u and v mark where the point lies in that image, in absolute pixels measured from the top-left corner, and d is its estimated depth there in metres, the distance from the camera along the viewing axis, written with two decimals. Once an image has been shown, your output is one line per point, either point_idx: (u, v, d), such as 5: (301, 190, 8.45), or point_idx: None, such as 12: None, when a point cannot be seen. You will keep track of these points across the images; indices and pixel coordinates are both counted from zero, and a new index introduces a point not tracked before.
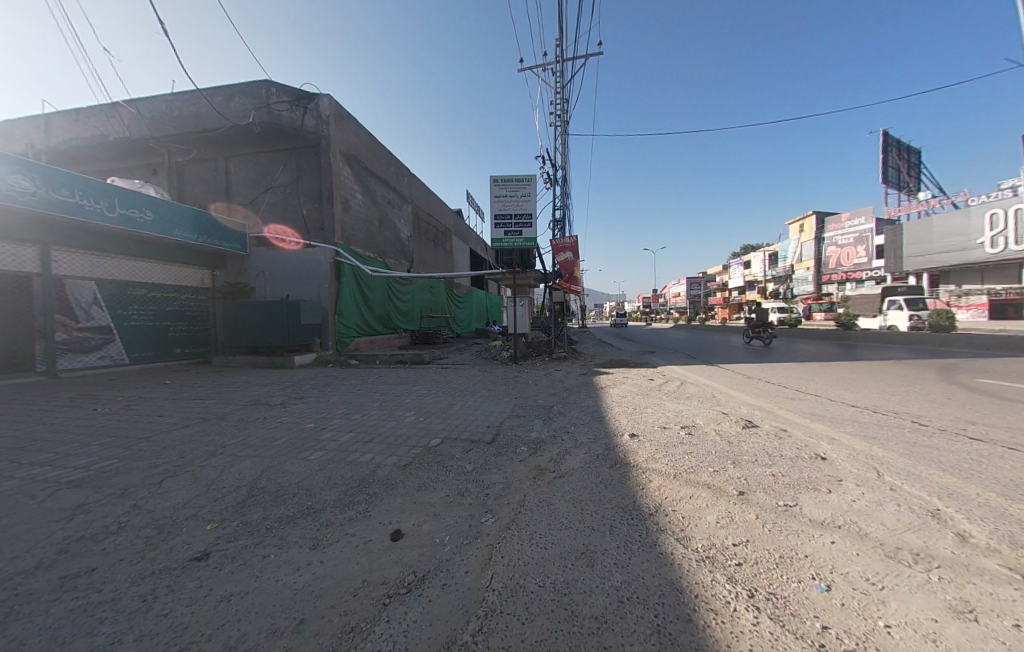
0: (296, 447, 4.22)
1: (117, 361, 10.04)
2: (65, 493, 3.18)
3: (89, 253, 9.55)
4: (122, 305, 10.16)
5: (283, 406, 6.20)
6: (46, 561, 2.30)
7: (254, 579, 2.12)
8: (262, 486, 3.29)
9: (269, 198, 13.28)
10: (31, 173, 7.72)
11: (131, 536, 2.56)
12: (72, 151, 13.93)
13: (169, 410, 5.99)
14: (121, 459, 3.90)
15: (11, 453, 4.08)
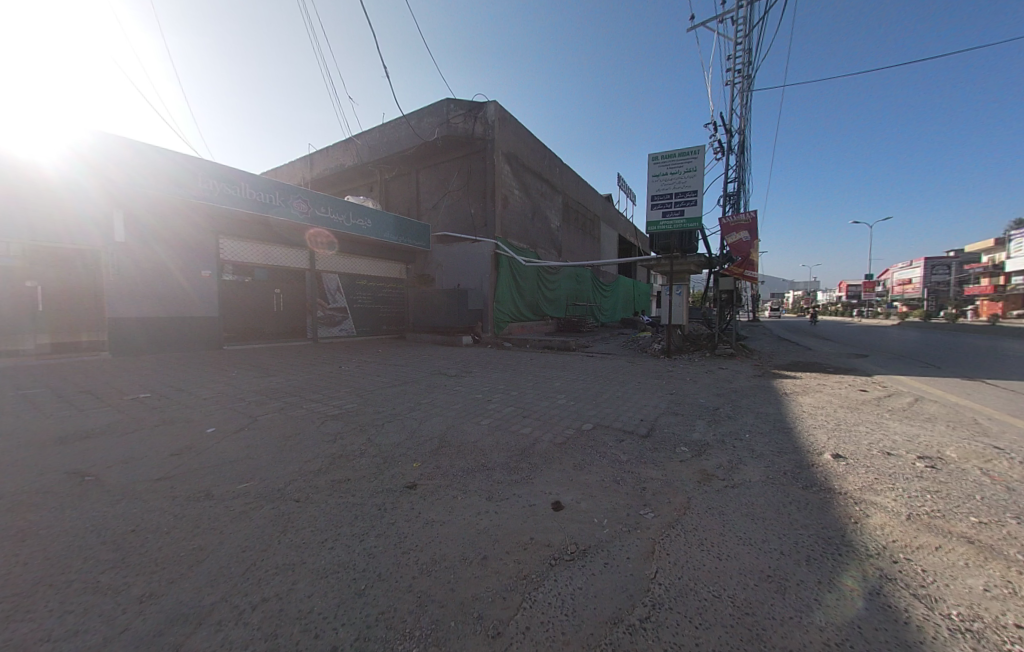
0: (469, 413, 4.97)
1: (349, 334, 13.51)
2: (329, 423, 4.55)
3: (335, 253, 13.05)
4: (352, 291, 13.58)
5: (456, 378, 7.33)
6: (324, 466, 3.36)
7: (448, 512, 2.63)
8: (447, 440, 4.02)
9: (446, 200, 15.57)
10: (307, 199, 11.02)
11: (368, 460, 3.49)
12: (324, 179, 19.17)
13: (382, 371, 7.84)
14: (357, 404, 5.33)
15: (300, 391, 6.05)
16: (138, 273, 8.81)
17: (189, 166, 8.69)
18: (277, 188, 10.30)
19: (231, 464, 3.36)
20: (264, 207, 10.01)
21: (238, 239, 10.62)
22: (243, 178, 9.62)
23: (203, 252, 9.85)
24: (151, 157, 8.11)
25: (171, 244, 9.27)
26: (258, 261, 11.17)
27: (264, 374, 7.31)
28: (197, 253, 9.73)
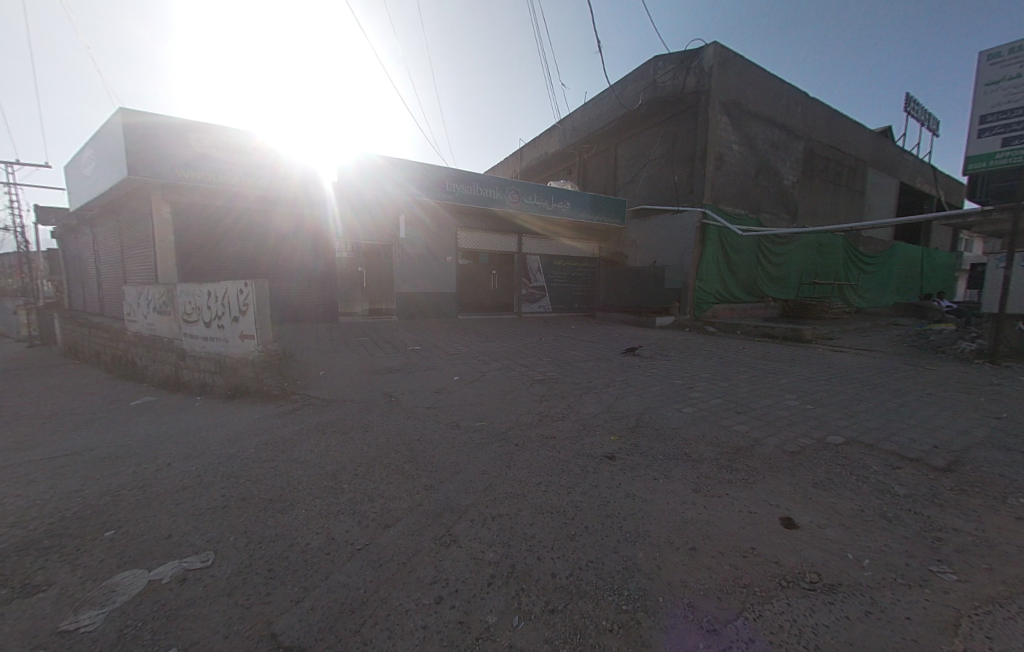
0: (669, 397, 4.68)
1: (547, 310, 14.65)
2: (536, 386, 5.16)
3: (537, 236, 14.29)
4: (551, 271, 14.68)
5: (652, 360, 6.99)
6: (534, 422, 3.85)
7: (649, 492, 2.59)
8: (646, 421, 3.92)
9: (647, 170, 14.58)
10: (518, 188, 12.31)
11: (570, 425, 3.79)
12: (532, 168, 21.03)
13: (577, 347, 8.26)
14: (557, 373, 5.83)
15: (511, 356, 7.08)
16: (410, 260, 11.92)
17: (442, 175, 10.97)
18: (496, 182, 11.90)
19: (469, 406, 4.29)
20: (489, 200, 11.80)
21: (469, 230, 12.98)
22: (475, 178, 11.53)
23: (446, 242, 12.52)
24: (421, 172, 10.63)
25: (428, 238, 12.14)
26: (482, 247, 13.40)
27: (486, 340, 8.87)
28: (443, 243, 12.44)
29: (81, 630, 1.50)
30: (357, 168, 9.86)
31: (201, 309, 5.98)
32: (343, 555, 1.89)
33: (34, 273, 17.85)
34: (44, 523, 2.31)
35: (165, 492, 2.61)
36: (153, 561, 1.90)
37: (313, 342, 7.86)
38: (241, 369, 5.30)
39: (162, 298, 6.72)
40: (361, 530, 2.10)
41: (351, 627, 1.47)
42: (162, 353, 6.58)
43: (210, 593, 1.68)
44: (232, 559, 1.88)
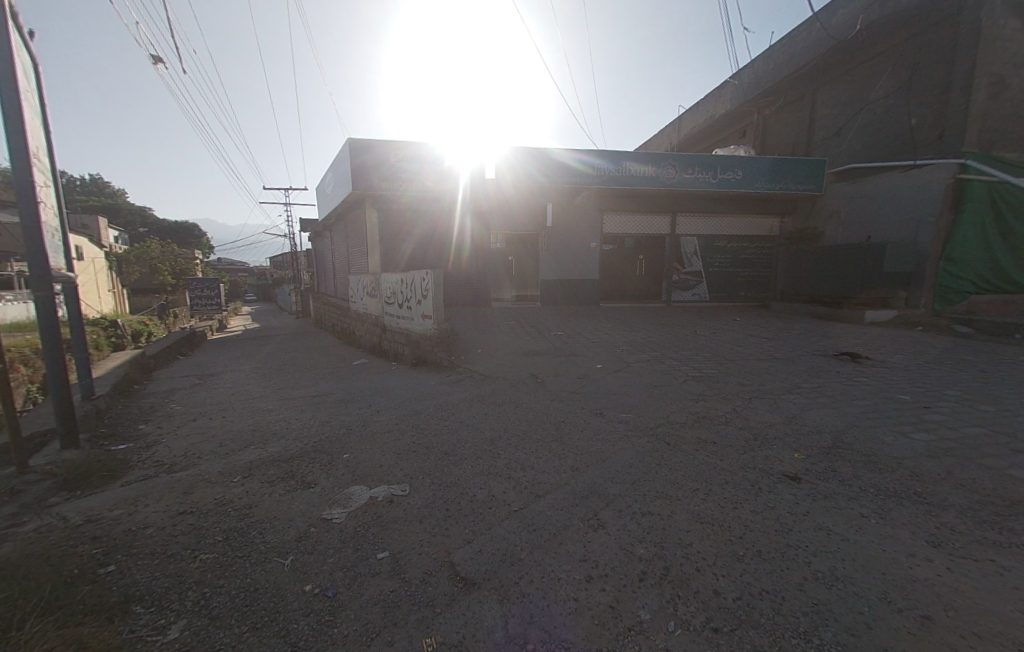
0: (886, 417, 3.58)
1: (704, 298, 13.04)
2: (692, 383, 4.66)
3: (695, 214, 12.71)
4: (711, 254, 12.93)
5: (858, 366, 5.45)
6: (690, 422, 3.49)
7: (852, 530, 2.04)
8: (846, 442, 3.10)
9: (862, 118, 11.18)
10: (676, 162, 11.10)
11: (736, 432, 3.29)
12: (692, 138, 18.52)
13: (745, 343, 7.09)
14: (719, 371, 5.14)
15: (662, 348, 6.57)
16: (556, 246, 12.19)
17: (592, 158, 10.69)
18: (651, 158, 10.99)
19: (615, 396, 4.19)
20: (641, 180, 11.01)
21: (617, 213, 12.42)
22: (626, 157, 10.89)
23: (592, 227, 12.35)
24: (571, 158, 10.60)
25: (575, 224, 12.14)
26: (630, 231, 12.70)
27: (632, 329, 8.45)
28: (590, 229, 12.26)
29: (333, 520, 2.09)
30: (512, 163, 10.50)
31: (396, 293, 7.45)
32: (503, 512, 2.12)
33: (300, 267, 25.37)
34: (311, 441, 3.30)
35: (377, 432, 3.40)
36: (370, 482, 2.50)
37: (473, 323, 8.90)
38: (422, 342, 6.44)
39: (372, 284, 8.65)
40: (516, 494, 2.30)
41: (512, 577, 1.63)
42: (371, 327, 8.51)
43: (406, 517, 2.11)
44: (419, 495, 2.32)
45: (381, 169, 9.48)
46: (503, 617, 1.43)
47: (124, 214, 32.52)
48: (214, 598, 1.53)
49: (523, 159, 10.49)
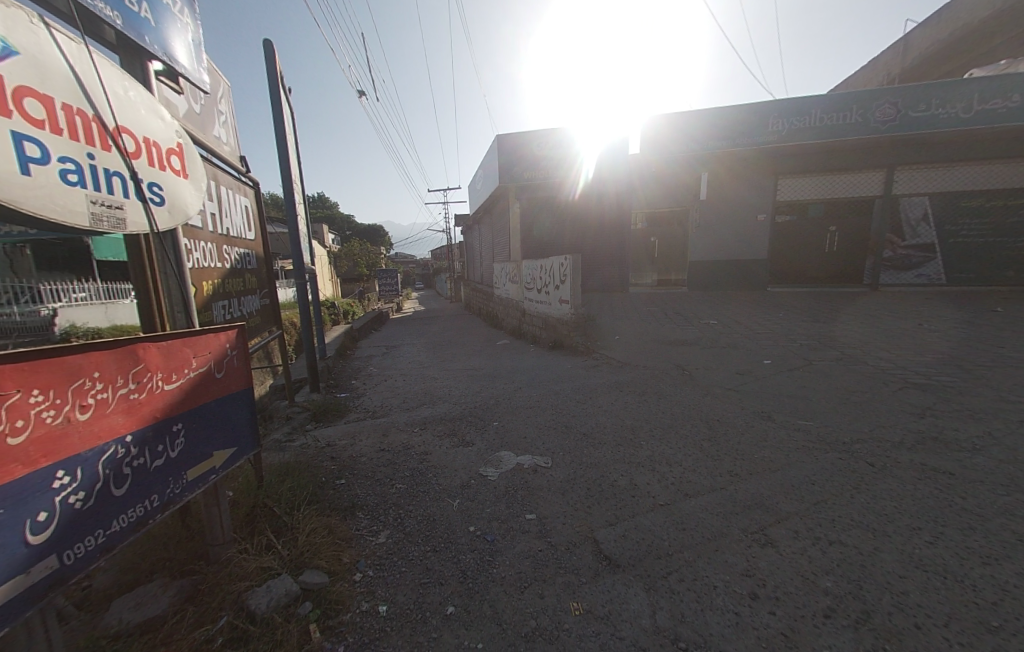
0: None
1: (936, 280, 9.59)
2: (911, 392, 3.53)
3: (927, 166, 9.37)
4: (953, 219, 9.46)
5: None
6: (907, 442, 2.65)
7: None
8: None
9: None
10: (895, 99, 8.44)
11: (990, 464, 2.36)
12: (923, 63, 13.52)
13: (1013, 343, 4.95)
14: (960, 380, 3.74)
15: (860, 345, 5.15)
16: (713, 223, 10.46)
17: (763, 112, 8.90)
18: (855, 101, 8.59)
19: (786, 398, 3.51)
20: (837, 130, 8.64)
21: (799, 175, 10.04)
22: (813, 104, 8.71)
23: (763, 197, 10.17)
24: (734, 116, 9.03)
25: (738, 194, 10.27)
26: (815, 197, 10.18)
27: (813, 319, 6.85)
28: (758, 199, 10.24)
29: (488, 477, 2.37)
30: (660, 134, 9.55)
31: (536, 279, 7.76)
32: (647, 504, 2.04)
33: (455, 258, 28.90)
34: (466, 408, 3.77)
35: (522, 408, 3.66)
36: (517, 451, 2.72)
37: (612, 309, 8.62)
38: (560, 326, 6.59)
39: (515, 271, 9.20)
40: (662, 489, 2.17)
41: (659, 570, 1.56)
42: (514, 311, 9.10)
43: (550, 487, 2.23)
44: (560, 470, 2.42)
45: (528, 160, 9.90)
46: (650, 606, 1.39)
47: (338, 221, 42.60)
48: (406, 518, 1.93)
49: (673, 128, 9.44)
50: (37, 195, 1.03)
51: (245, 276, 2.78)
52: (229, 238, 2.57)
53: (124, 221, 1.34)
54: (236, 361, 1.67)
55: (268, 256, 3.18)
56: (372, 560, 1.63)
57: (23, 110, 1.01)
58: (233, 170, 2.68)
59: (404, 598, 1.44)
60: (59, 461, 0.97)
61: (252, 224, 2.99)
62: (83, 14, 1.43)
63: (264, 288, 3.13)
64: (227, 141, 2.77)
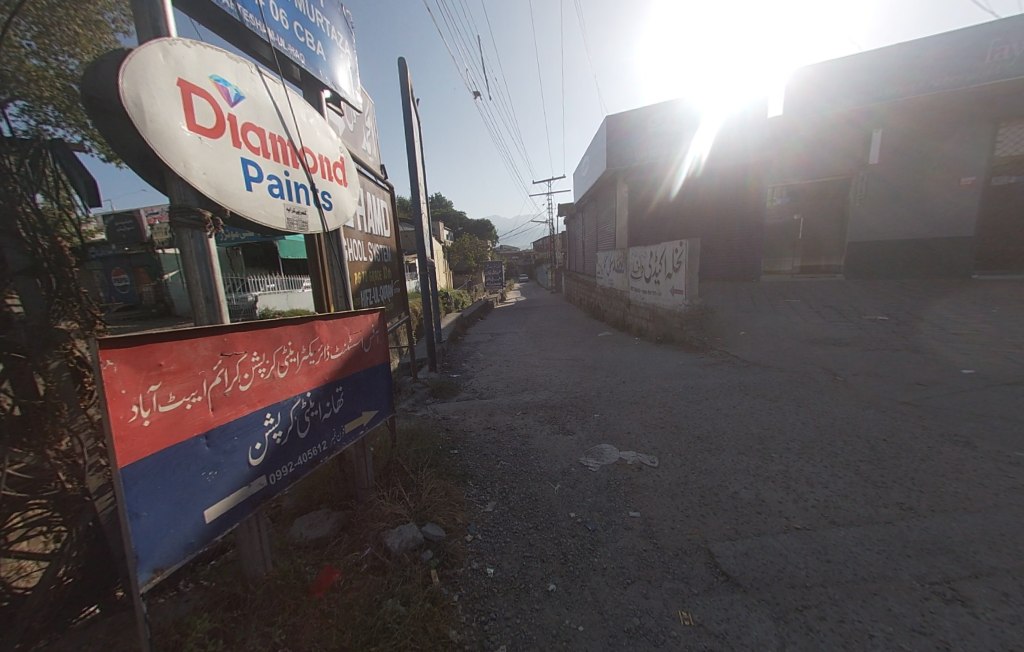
0: None
1: None
2: None
3: None
4: None
5: None
6: None
7: None
8: None
9: None
10: None
11: None
12: None
13: None
14: None
15: None
16: (884, 194, 8.32)
17: (976, 40, 6.70)
18: None
19: (993, 422, 2.65)
20: None
21: None
22: None
23: (969, 155, 7.67)
24: (927, 54, 7.00)
25: (925, 155, 7.96)
26: None
27: None
28: (957, 159, 7.80)
29: (590, 467, 2.36)
30: (816, 95, 7.98)
31: (645, 268, 7.29)
32: (777, 524, 1.78)
33: (557, 248, 28.98)
34: (568, 397, 3.78)
35: (626, 402, 3.52)
36: (621, 445, 2.64)
37: (735, 300, 7.60)
38: (671, 319, 6.09)
39: (621, 260, 8.76)
40: (798, 511, 1.87)
41: (792, 601, 1.37)
42: (618, 302, 8.70)
43: (658, 487, 2.12)
44: (669, 471, 2.27)
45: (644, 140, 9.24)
46: (779, 638, 1.22)
47: (452, 218, 46.35)
48: (511, 494, 2.06)
49: (834, 83, 7.77)
50: (254, 205, 1.37)
51: (383, 268, 3.23)
52: (372, 236, 3.02)
53: (306, 223, 1.68)
54: (378, 338, 1.97)
55: (400, 251, 3.62)
56: (481, 525, 1.79)
57: (248, 141, 1.34)
58: (376, 178, 3.12)
59: (509, 566, 1.54)
60: (268, 405, 1.28)
61: (388, 223, 3.44)
62: (279, 59, 1.82)
63: (396, 278, 3.59)
64: (372, 153, 3.23)
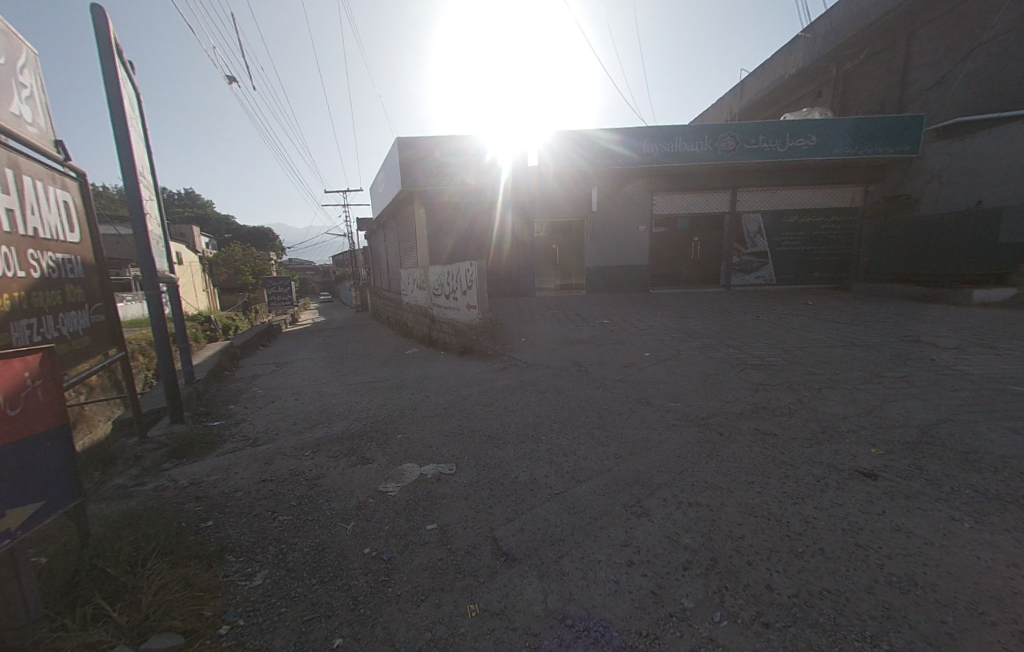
0: (990, 408, 2.90)
1: (769, 281, 11.65)
2: (751, 372, 4.22)
3: (765, 189, 11.29)
4: (777, 232, 11.47)
5: (958, 350, 4.47)
6: (748, 412, 3.18)
7: (941, 534, 1.70)
8: (939, 437, 2.55)
9: (972, 63, 8.96)
10: (734, 133, 9.96)
11: (799, 423, 2.91)
12: (755, 107, 15.92)
13: (814, 327, 6.26)
14: (782, 358, 4.61)
15: (715, 336, 6.10)
16: (604, 232, 11.60)
17: (638, 137, 10.04)
18: (706, 131, 9.97)
19: (662, 386, 3.99)
20: (695, 155, 10.08)
21: (672, 193, 11.52)
22: (675, 132, 10.01)
23: (642, 211, 11.56)
24: (614, 139, 10.07)
25: (623, 209, 11.48)
26: (684, 211, 11.70)
27: (682, 316, 7.95)
28: (639, 213, 11.51)
29: (388, 492, 2.27)
30: (555, 153, 10.32)
31: (444, 285, 7.67)
32: (545, 495, 2.16)
33: (359, 264, 27.16)
34: (368, 423, 3.55)
35: (425, 417, 3.57)
36: (421, 461, 2.66)
37: (516, 313, 8.92)
38: (469, 331, 6.62)
39: (422, 277, 9.00)
40: (558, 479, 2.33)
41: (552, 556, 1.68)
42: (422, 318, 8.89)
43: (454, 493, 2.23)
44: (464, 475, 2.43)
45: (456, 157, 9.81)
46: (543, 592, 1.48)
47: (212, 223, 36.83)
48: (289, 553, 1.75)
49: (565, 146, 10.24)
50: None
51: (65, 287, 2.25)
52: (39, 240, 2.07)
53: None
54: (40, 394, 1.34)
55: (102, 263, 2.62)
56: (244, 607, 1.45)
57: None
58: (40, 156, 2.15)
59: (283, 642, 1.31)
60: None
61: (74, 223, 2.43)
62: None
63: (95, 302, 2.56)
64: (31, 120, 2.22)
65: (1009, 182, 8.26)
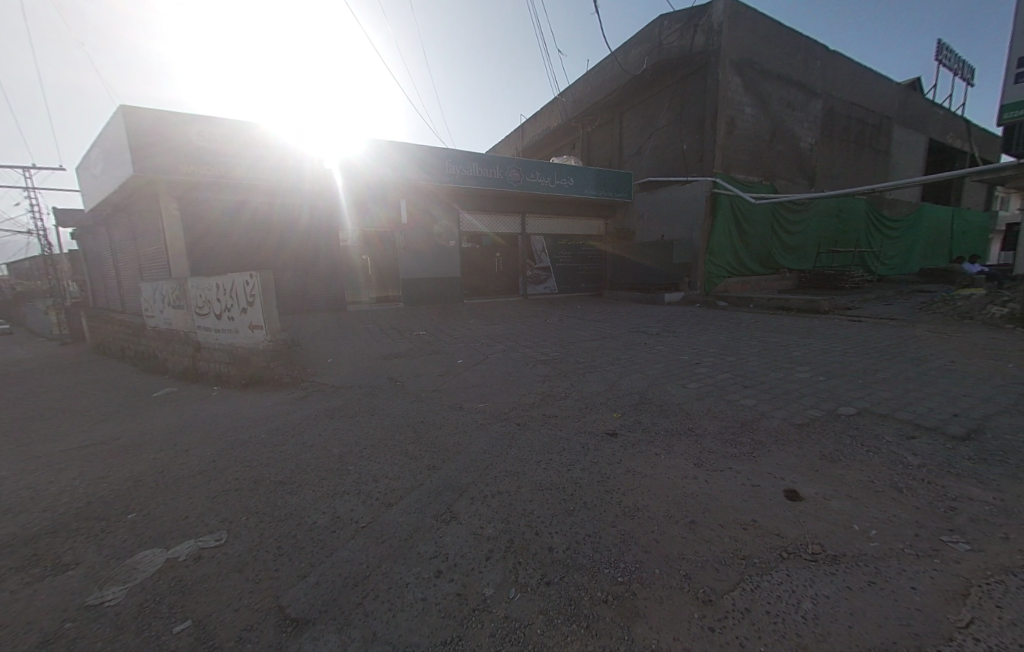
0: (675, 373, 4.32)
1: (554, 290, 14.14)
2: (541, 367, 4.99)
3: (546, 216, 13.68)
4: (556, 251, 14.02)
5: (660, 335, 6.48)
6: (538, 402, 3.73)
7: (652, 468, 2.40)
8: (650, 397, 3.62)
9: (653, 142, 13.19)
10: (518, 167, 11.62)
11: (572, 404, 3.61)
12: (534, 147, 19.27)
13: (582, 326, 7.94)
14: (562, 353, 5.64)
15: (515, 339, 6.94)
16: (414, 245, 11.57)
17: (438, 157, 10.51)
18: (496, 161, 11.29)
19: (471, 390, 4.26)
20: (490, 180, 11.27)
21: (475, 212, 12.59)
22: (471, 158, 10.96)
23: (449, 228, 12.11)
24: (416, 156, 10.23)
25: (432, 224, 11.74)
26: (486, 229, 12.98)
27: (489, 324, 8.73)
28: (447, 229, 12.04)
29: (107, 603, 1.60)
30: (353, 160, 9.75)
31: (212, 302, 6.08)
32: (348, 532, 1.96)
33: (61, 275, 18.65)
34: (73, 508, 2.44)
35: (181, 478, 2.71)
36: (171, 541, 1.99)
37: (317, 331, 7.90)
38: (253, 358, 5.43)
39: (175, 293, 6.90)
40: (365, 509, 2.15)
41: (354, 599, 1.53)
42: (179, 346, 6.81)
43: (224, 568, 1.76)
44: (241, 539, 1.96)
45: (229, 143, 7.99)
46: (342, 646, 1.33)
47: None
48: None
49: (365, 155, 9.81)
50: None
51: None
52: None
53: None
54: None
55: None
56: None
57: None
58: None
59: None
60: None
61: None
62: None
63: None
64: None
65: (669, 224, 12.32)
